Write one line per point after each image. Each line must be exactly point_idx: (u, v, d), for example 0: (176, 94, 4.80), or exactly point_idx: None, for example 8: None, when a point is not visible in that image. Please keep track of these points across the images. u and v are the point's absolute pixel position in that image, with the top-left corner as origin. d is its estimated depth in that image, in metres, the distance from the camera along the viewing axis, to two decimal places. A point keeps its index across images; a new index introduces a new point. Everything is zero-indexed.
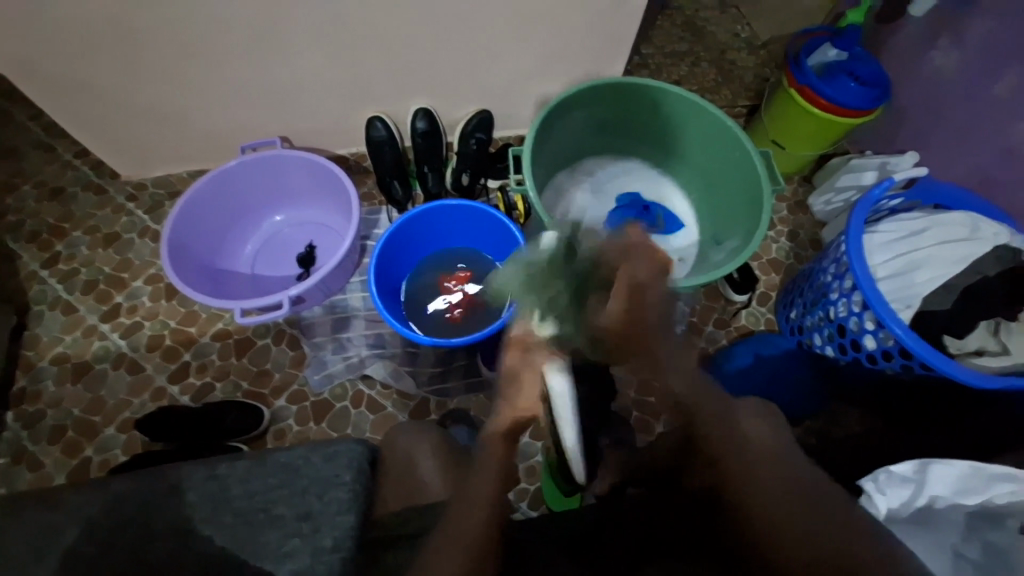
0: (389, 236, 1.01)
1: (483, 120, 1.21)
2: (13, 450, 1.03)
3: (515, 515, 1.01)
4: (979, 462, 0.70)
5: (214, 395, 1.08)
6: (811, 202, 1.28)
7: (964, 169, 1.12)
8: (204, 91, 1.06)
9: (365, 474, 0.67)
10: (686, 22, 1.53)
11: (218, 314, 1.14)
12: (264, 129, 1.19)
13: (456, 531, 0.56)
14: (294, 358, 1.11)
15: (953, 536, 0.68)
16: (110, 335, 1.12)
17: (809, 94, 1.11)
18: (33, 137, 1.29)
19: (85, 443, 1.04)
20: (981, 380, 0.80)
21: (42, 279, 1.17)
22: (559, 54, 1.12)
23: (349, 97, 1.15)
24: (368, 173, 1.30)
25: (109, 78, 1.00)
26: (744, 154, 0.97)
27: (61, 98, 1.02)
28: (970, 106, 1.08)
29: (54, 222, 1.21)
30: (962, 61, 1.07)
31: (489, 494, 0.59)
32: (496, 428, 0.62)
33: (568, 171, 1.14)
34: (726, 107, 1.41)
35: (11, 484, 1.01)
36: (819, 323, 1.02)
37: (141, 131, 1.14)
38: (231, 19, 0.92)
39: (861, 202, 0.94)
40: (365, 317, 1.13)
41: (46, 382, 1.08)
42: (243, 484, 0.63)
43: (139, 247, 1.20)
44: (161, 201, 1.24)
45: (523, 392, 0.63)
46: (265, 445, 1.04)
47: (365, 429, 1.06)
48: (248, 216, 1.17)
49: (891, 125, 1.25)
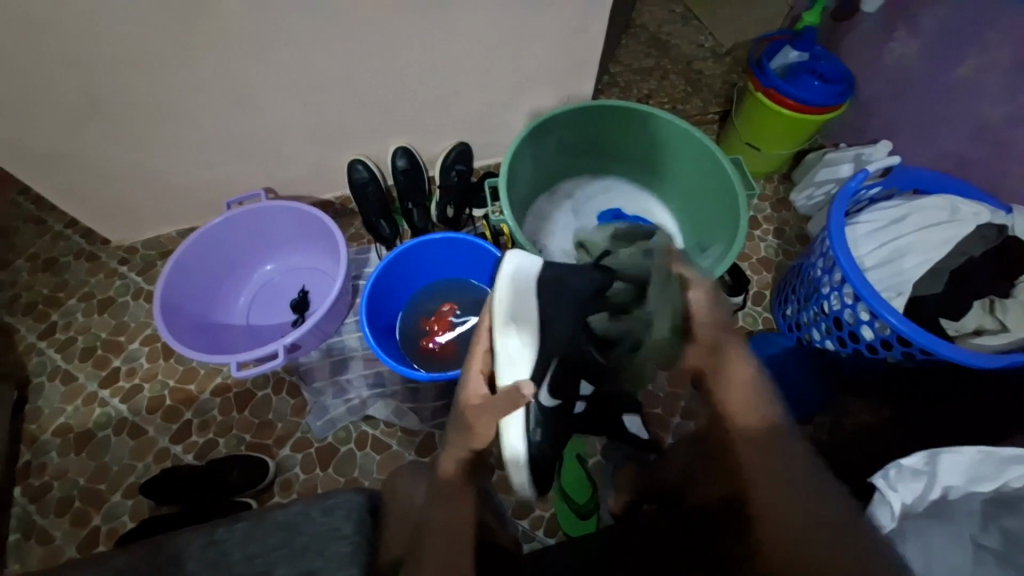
0: (379, 272, 1.01)
1: (463, 151, 1.24)
2: (20, 526, 1.02)
3: (530, 545, 0.98)
4: (990, 447, 0.70)
5: (218, 451, 1.07)
6: (792, 198, 1.30)
7: (938, 153, 1.14)
8: (186, 154, 1.09)
9: (368, 522, 0.66)
10: (650, 38, 1.58)
11: (216, 368, 1.15)
12: (248, 182, 1.21)
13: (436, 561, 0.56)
14: (295, 406, 1.10)
15: (971, 526, 0.65)
16: (110, 401, 1.12)
17: (774, 95, 1.13)
18: (25, 212, 1.32)
19: (91, 512, 1.03)
20: (982, 360, 0.79)
21: (40, 350, 1.17)
22: (528, 81, 1.15)
23: (329, 143, 1.17)
24: (354, 215, 1.32)
25: (94, 148, 1.02)
26: (716, 161, 0.99)
27: (44, 174, 1.04)
28: (935, 91, 1.10)
29: (49, 292, 1.23)
30: (920, 49, 1.10)
31: (465, 516, 0.59)
32: (456, 457, 0.62)
33: (548, 194, 1.16)
34: (699, 115, 1.44)
35: (21, 562, 0.99)
36: (816, 318, 1.02)
37: (127, 197, 1.16)
38: (204, 81, 0.95)
39: (840, 195, 0.94)
40: (362, 357, 1.13)
41: (49, 455, 1.08)
42: (243, 546, 0.63)
43: (134, 310, 1.21)
44: (153, 262, 1.26)
45: (475, 436, 0.60)
46: (272, 497, 1.03)
47: (372, 472, 1.05)
48: (239, 269, 1.19)
49: (861, 117, 1.27)
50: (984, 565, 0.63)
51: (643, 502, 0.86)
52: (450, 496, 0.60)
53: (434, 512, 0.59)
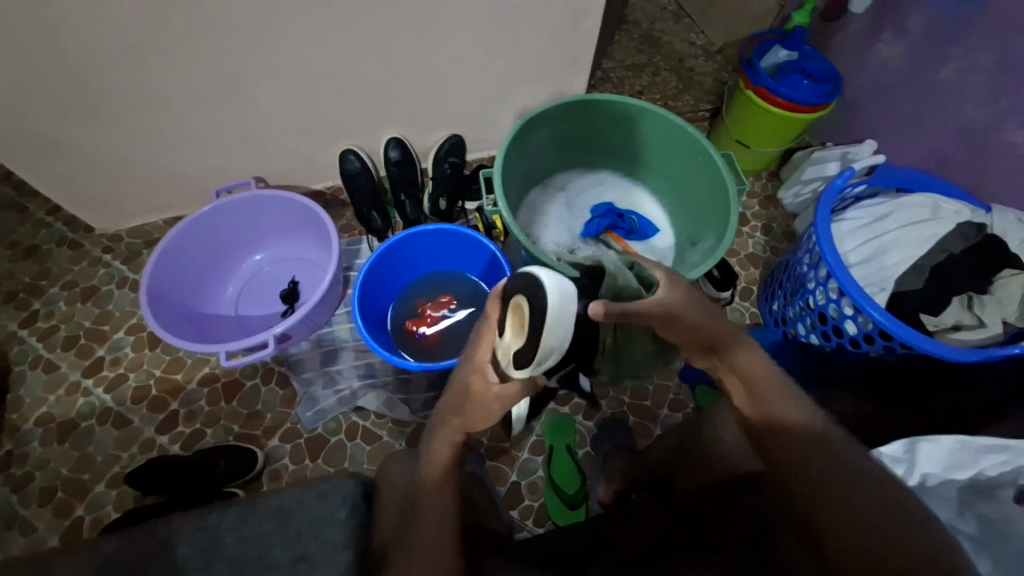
0: (372, 262, 1.01)
1: (456, 143, 1.24)
2: (1, 517, 1.00)
3: (520, 534, 0.99)
4: (965, 436, 0.72)
5: (206, 442, 1.06)
6: (780, 196, 1.32)
7: (921, 153, 1.17)
8: (173, 141, 1.07)
9: (360, 508, 0.66)
10: (643, 35, 1.58)
11: (204, 358, 1.13)
12: (237, 170, 1.19)
13: (428, 543, 0.56)
14: (284, 396, 1.10)
15: (947, 511, 0.68)
16: (94, 390, 1.10)
17: (764, 94, 1.15)
18: (5, 198, 1.28)
19: (75, 503, 1.01)
20: (960, 354, 0.81)
21: (21, 338, 1.15)
22: (522, 74, 1.15)
23: (320, 133, 1.16)
24: (345, 205, 1.31)
25: (77, 133, 1.00)
26: (707, 158, 1.00)
27: (25, 159, 1.01)
28: (920, 92, 1.12)
29: (30, 280, 1.20)
30: (906, 51, 1.12)
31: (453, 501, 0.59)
32: (450, 440, 0.60)
33: (541, 187, 1.17)
34: (690, 112, 1.45)
35: (3, 552, 0.97)
36: (801, 313, 1.04)
37: (111, 184, 1.13)
38: (193, 67, 0.94)
39: (826, 192, 0.96)
40: (353, 348, 1.12)
41: (32, 445, 1.05)
42: (235, 531, 0.62)
43: (119, 299, 1.19)
44: (139, 250, 1.24)
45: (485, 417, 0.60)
46: (261, 487, 1.02)
47: (362, 462, 1.05)
48: (228, 258, 1.17)
49: (848, 116, 1.30)
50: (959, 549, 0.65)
51: (632, 491, 0.87)
52: (440, 482, 0.59)
53: (424, 496, 0.59)
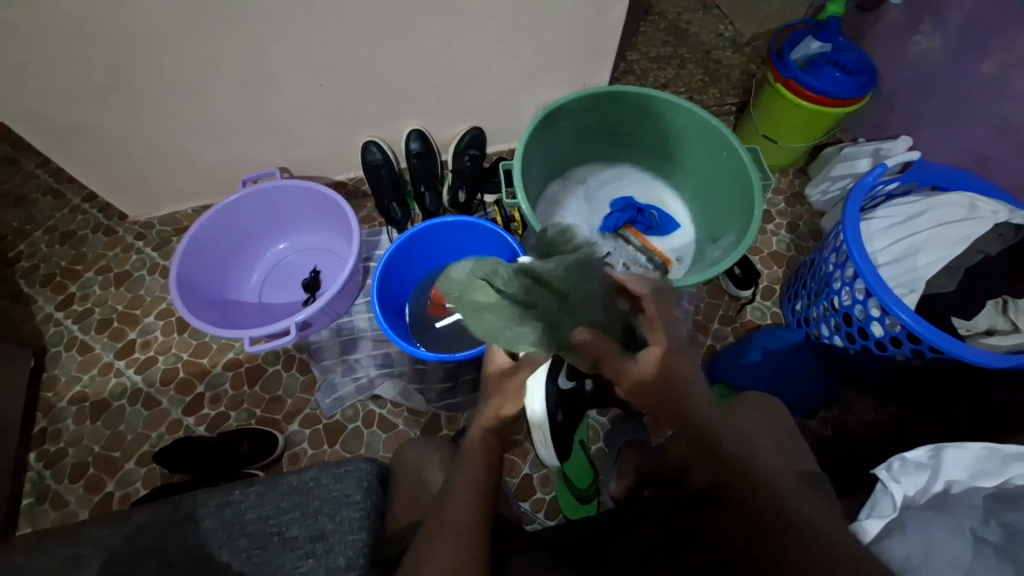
0: (391, 254, 1.02)
1: (476, 136, 1.25)
2: (37, 489, 1.05)
3: (530, 526, 1.00)
4: (995, 443, 0.70)
5: (229, 424, 1.10)
6: (807, 193, 1.28)
7: (959, 151, 1.12)
8: (202, 131, 1.10)
9: (376, 491, 0.67)
10: (669, 26, 1.55)
11: (228, 343, 1.17)
12: (263, 161, 1.22)
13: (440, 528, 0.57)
14: (305, 382, 1.13)
15: (972, 519, 0.65)
16: (126, 371, 1.15)
17: (794, 87, 1.11)
18: (44, 184, 1.34)
19: (105, 478, 1.06)
20: (994, 359, 0.78)
21: (57, 320, 1.20)
22: (545, 66, 1.14)
23: (343, 124, 1.18)
24: (366, 196, 1.33)
25: (112, 122, 1.03)
26: (731, 152, 0.98)
27: (64, 146, 1.06)
28: (958, 87, 1.08)
29: (66, 264, 1.25)
30: (946, 43, 1.07)
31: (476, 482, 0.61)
32: (481, 423, 0.66)
33: (561, 180, 1.16)
34: (716, 105, 1.42)
35: (39, 522, 1.03)
36: (825, 313, 1.01)
37: (142, 171, 1.17)
38: (221, 57, 0.96)
39: (856, 189, 0.93)
40: (371, 337, 1.15)
41: (66, 422, 1.11)
42: (256, 508, 0.65)
43: (150, 284, 1.23)
44: (169, 238, 1.28)
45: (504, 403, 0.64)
46: (281, 470, 1.05)
47: (378, 450, 1.07)
48: (253, 247, 1.20)
49: (882, 110, 1.25)
50: (982, 558, 0.63)
51: (644, 487, 0.86)
52: (471, 462, 0.62)
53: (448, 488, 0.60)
